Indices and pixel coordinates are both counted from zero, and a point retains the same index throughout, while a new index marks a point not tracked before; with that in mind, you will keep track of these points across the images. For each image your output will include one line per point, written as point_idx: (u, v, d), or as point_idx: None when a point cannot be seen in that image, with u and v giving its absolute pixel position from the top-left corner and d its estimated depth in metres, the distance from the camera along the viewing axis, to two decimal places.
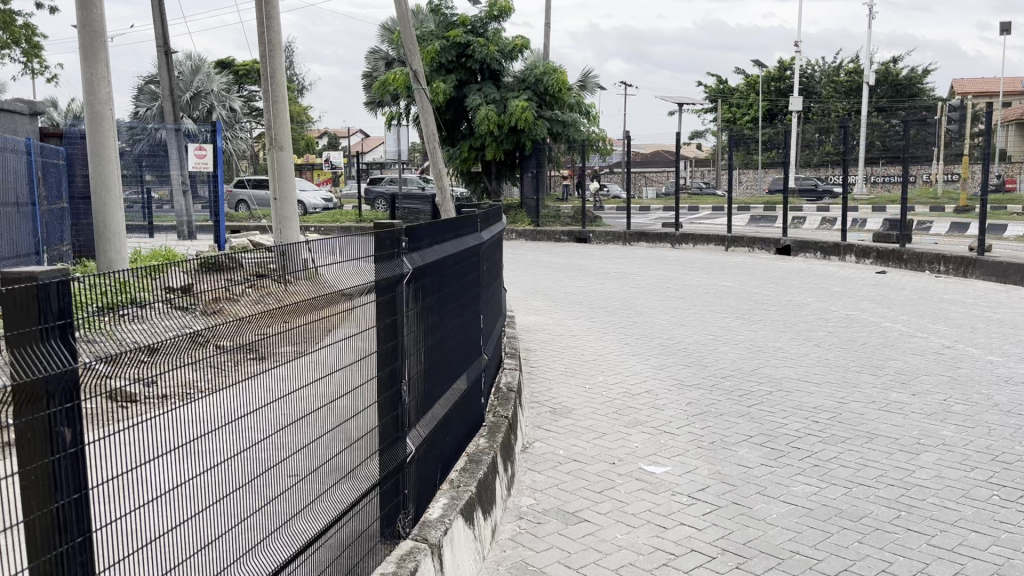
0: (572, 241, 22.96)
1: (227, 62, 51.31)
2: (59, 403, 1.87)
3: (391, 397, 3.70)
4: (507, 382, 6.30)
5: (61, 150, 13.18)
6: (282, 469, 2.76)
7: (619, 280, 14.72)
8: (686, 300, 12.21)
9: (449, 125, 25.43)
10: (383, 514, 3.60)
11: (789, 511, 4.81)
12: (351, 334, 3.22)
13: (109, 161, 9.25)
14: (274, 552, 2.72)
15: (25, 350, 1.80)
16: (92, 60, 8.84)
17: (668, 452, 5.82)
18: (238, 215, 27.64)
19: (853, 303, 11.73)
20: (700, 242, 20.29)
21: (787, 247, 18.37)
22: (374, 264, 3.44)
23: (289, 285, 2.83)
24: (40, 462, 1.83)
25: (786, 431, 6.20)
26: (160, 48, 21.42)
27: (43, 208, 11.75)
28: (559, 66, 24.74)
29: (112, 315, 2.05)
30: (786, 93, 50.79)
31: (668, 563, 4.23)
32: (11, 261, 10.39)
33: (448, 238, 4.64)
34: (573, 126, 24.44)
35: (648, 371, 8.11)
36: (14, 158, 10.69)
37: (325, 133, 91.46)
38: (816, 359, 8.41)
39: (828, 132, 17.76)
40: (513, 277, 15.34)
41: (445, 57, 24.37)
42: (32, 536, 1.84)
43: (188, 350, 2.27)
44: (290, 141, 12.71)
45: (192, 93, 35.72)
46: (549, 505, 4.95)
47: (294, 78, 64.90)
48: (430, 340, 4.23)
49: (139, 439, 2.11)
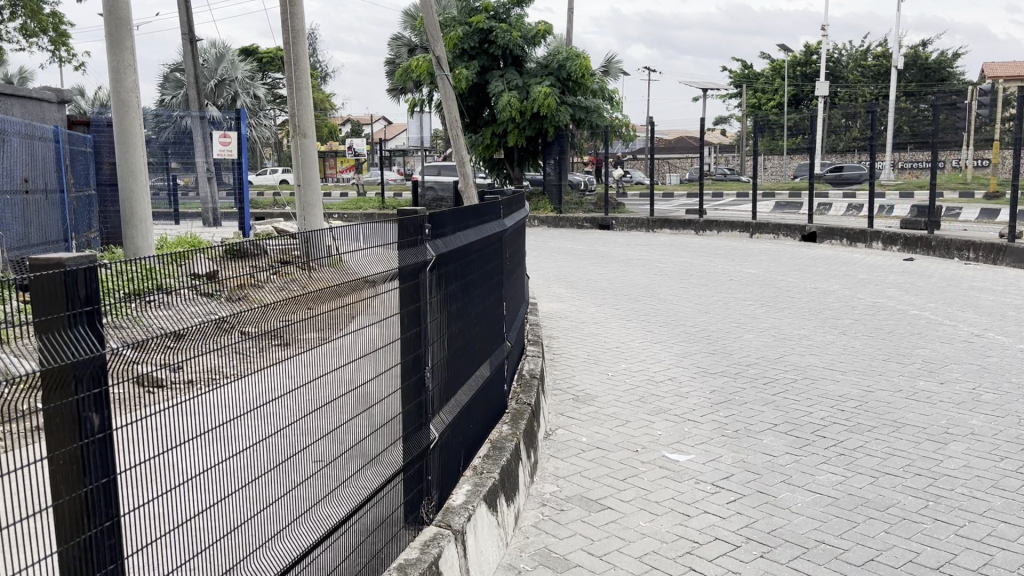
0: (594, 228, 22.86)
1: (252, 49, 51.47)
2: (87, 388, 1.89)
3: (415, 384, 3.70)
4: (530, 369, 6.29)
5: (88, 137, 13.31)
6: (306, 455, 2.77)
7: (642, 267, 14.65)
8: (710, 287, 12.14)
9: (472, 111, 25.36)
10: (406, 501, 3.62)
11: (814, 501, 4.78)
12: (374, 322, 3.21)
13: (136, 148, 9.29)
14: (298, 538, 2.74)
15: (54, 336, 1.82)
16: (117, 49, 8.89)
17: (692, 439, 5.79)
18: (262, 202, 27.82)
19: (880, 290, 11.59)
20: (724, 228, 20.15)
21: (813, 233, 18.16)
22: (398, 250, 3.43)
23: (314, 272, 2.83)
24: (68, 447, 1.85)
25: (812, 419, 6.15)
26: (185, 37, 21.50)
27: (71, 195, 11.87)
28: (582, 51, 24.56)
29: (138, 300, 2.07)
30: (813, 77, 50.14)
31: (692, 552, 4.21)
32: (40, 248, 10.52)
33: (470, 225, 4.62)
34: (597, 112, 24.02)
35: (670, 358, 8.06)
36: (42, 146, 10.79)
37: (348, 119, 91.66)
38: (842, 347, 8.32)
39: (855, 118, 17.53)
40: (535, 264, 15.32)
41: (468, 43, 24.32)
42: (61, 520, 1.86)
43: (214, 337, 2.29)
44: (314, 129, 12.74)
45: (215, 81, 35.95)
46: (572, 492, 4.95)
47: (317, 66, 65.14)
48: (453, 327, 4.23)
49: (165, 425, 2.11)
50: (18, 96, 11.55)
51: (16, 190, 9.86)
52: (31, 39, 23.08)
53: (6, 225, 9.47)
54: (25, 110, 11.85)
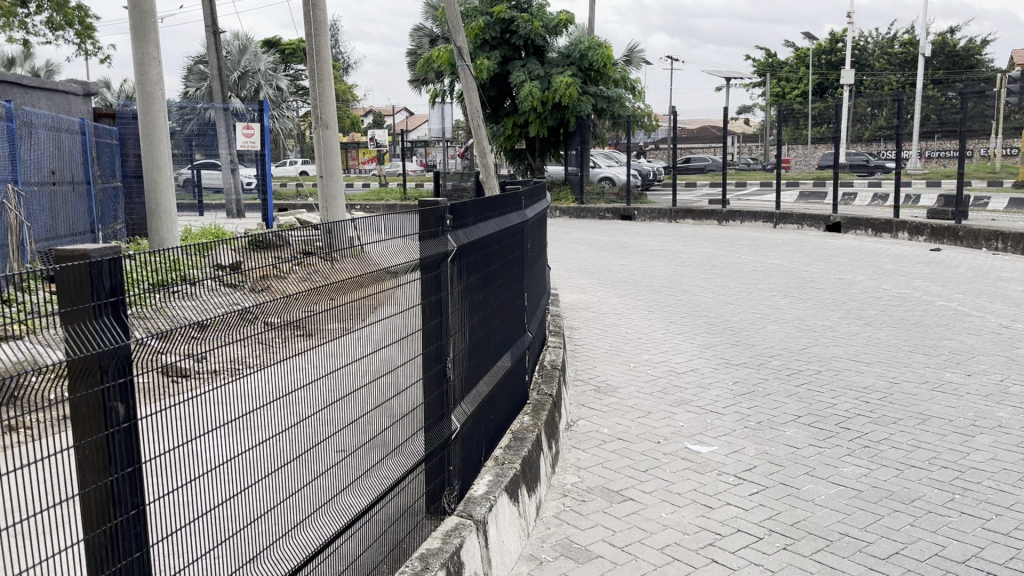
0: (616, 218, 22.74)
1: (275, 42, 51.73)
2: (112, 378, 1.91)
3: (437, 374, 3.71)
4: (551, 360, 6.28)
5: (114, 130, 13.43)
6: (328, 445, 2.78)
7: (664, 258, 14.57)
8: (733, 278, 12.05)
9: (493, 101, 25.34)
10: (428, 491, 3.63)
11: (837, 493, 4.74)
12: (395, 312, 3.21)
13: (161, 140, 9.36)
14: (320, 528, 2.75)
15: (78, 326, 1.83)
16: (142, 41, 8.95)
17: (715, 431, 5.76)
18: (285, 194, 27.92)
19: (905, 281, 11.45)
20: (747, 218, 20.01)
21: (837, 224, 17.97)
22: (420, 241, 3.43)
23: (336, 263, 2.83)
24: (94, 437, 1.87)
25: (836, 411, 6.10)
26: (208, 29, 21.61)
27: (97, 187, 12.00)
28: (605, 40, 24.41)
29: (162, 291, 2.09)
30: (838, 65, 49.55)
31: (715, 543, 4.19)
32: (67, 239, 10.64)
33: (492, 216, 4.61)
34: (619, 102, 24.05)
35: (693, 349, 8.02)
36: (69, 139, 10.91)
37: (369, 111, 91.87)
38: (867, 338, 8.24)
39: (881, 107, 17.33)
40: (557, 255, 15.30)
41: (489, 33, 24.25)
42: (87, 508, 1.89)
43: (238, 327, 2.30)
44: (336, 120, 12.76)
45: (238, 73, 36.17)
46: (593, 483, 4.95)
47: (339, 58, 65.40)
48: (475, 318, 4.22)
49: (189, 415, 2.12)
50: (44, 89, 11.69)
51: (44, 181, 9.98)
52: (57, 33, 23.29)
53: (34, 216, 9.57)
54: (52, 103, 11.98)
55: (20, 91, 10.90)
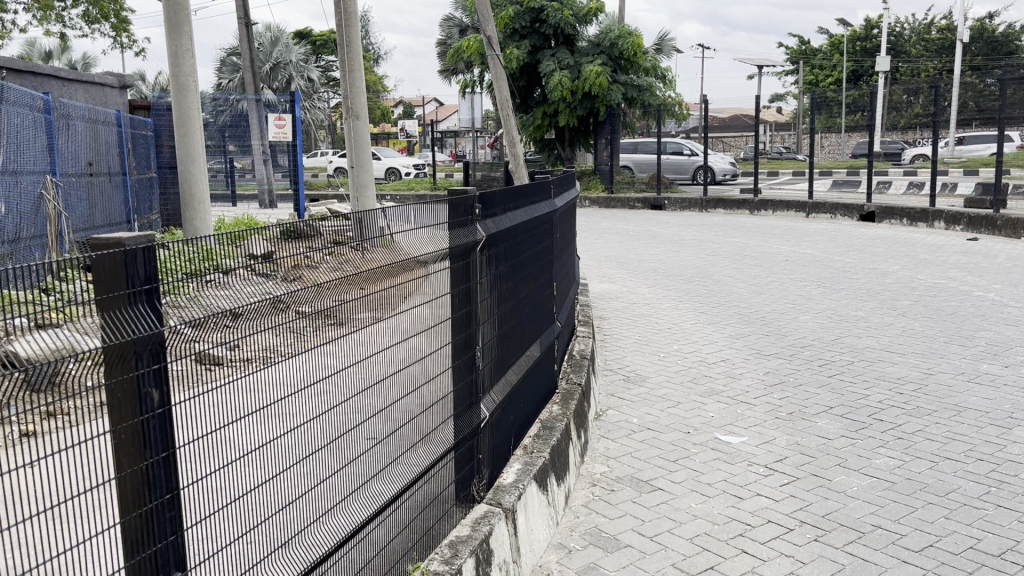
0: (646, 208, 22.57)
1: (306, 33, 52.04)
2: (147, 364, 1.95)
3: (466, 363, 3.72)
4: (580, 349, 6.28)
5: (149, 122, 13.62)
6: (358, 433, 2.81)
7: (695, 247, 14.47)
8: (765, 268, 11.93)
9: (523, 91, 25.30)
10: (458, 478, 3.66)
11: (870, 485, 4.69)
12: (425, 302, 3.23)
13: (195, 131, 9.47)
14: (350, 514, 2.78)
15: (114, 314, 1.87)
16: (175, 33, 9.07)
17: (745, 421, 5.73)
18: (316, 184, 28.11)
19: (941, 271, 11.26)
20: (780, 208, 19.79)
21: (871, 213, 17.71)
22: (449, 230, 3.45)
23: (366, 252, 2.85)
24: (130, 422, 1.91)
25: (869, 402, 6.03)
26: (241, 21, 21.78)
27: (133, 177, 12.18)
28: (635, 28, 24.20)
29: (196, 280, 2.12)
30: (873, 52, 48.63)
31: (744, 534, 4.17)
32: (104, 229, 10.81)
33: (521, 205, 4.60)
34: (649, 90, 23.91)
35: (723, 340, 7.97)
36: (106, 130, 11.08)
37: (400, 102, 92.00)
38: (901, 329, 8.13)
39: (918, 93, 17.04)
40: (587, 245, 15.25)
41: (519, 23, 24.22)
42: (123, 491, 1.92)
43: (270, 315, 2.32)
44: (367, 110, 12.78)
45: (270, 64, 36.45)
46: (623, 473, 4.95)
47: (370, 49, 65.70)
48: (504, 307, 4.23)
49: (221, 401, 2.16)
50: (81, 81, 11.88)
51: (81, 172, 10.14)
52: (94, 26, 23.61)
53: (73, 206, 9.74)
54: (89, 95, 12.17)
55: (56, 84, 11.09)
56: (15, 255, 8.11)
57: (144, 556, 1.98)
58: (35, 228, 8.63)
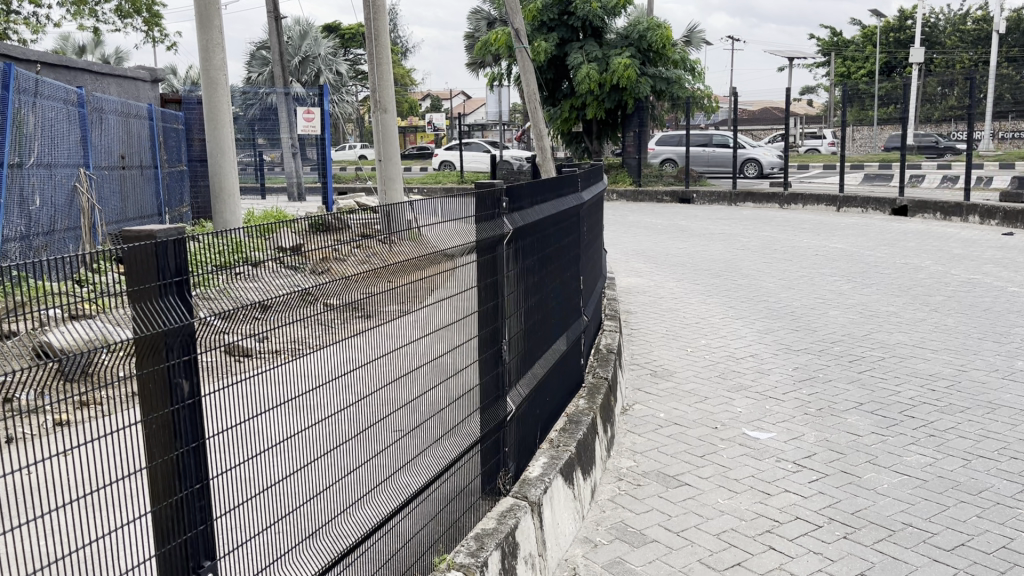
0: (675, 202, 22.40)
1: (334, 27, 52.31)
2: (178, 355, 1.97)
3: (493, 356, 3.73)
4: (607, 343, 6.26)
5: (180, 115, 13.76)
6: (384, 425, 2.83)
7: (724, 241, 14.35)
8: (794, 262, 11.80)
9: (550, 84, 25.21)
10: (484, 471, 3.67)
11: (901, 482, 4.63)
12: (452, 294, 3.23)
13: (225, 124, 9.54)
14: (377, 506, 2.80)
15: (146, 305, 1.89)
16: (205, 27, 9.14)
17: (774, 417, 5.68)
18: (344, 177, 28.24)
19: (975, 266, 11.07)
20: (810, 202, 19.55)
21: (904, 207, 17.44)
22: (476, 223, 3.45)
23: (394, 245, 2.86)
24: (160, 413, 1.94)
25: (900, 398, 5.95)
26: (270, 15, 21.88)
27: (164, 170, 12.30)
28: (664, 20, 23.98)
29: (226, 272, 2.11)
30: (907, 43, 47.79)
31: (772, 530, 4.14)
32: (136, 221, 10.94)
33: (548, 198, 4.61)
34: (678, 83, 23.72)
35: (752, 335, 7.89)
36: (137, 124, 11.20)
37: (428, 95, 92.41)
38: (933, 325, 8.01)
39: (952, 85, 16.76)
40: (614, 238, 15.19)
41: (547, 16, 24.18)
42: (154, 480, 1.96)
43: (298, 308, 2.33)
44: (395, 104, 12.79)
45: (300, 58, 36.62)
46: (649, 467, 4.93)
47: (398, 42, 65.84)
48: (531, 300, 4.23)
49: (251, 392, 2.18)
50: (114, 75, 12.01)
51: (114, 165, 10.26)
52: (126, 20, 23.85)
53: (105, 199, 9.86)
54: (121, 89, 12.32)
55: (90, 78, 11.24)
56: (49, 247, 8.22)
57: (175, 545, 2.00)
58: (69, 220, 8.74)
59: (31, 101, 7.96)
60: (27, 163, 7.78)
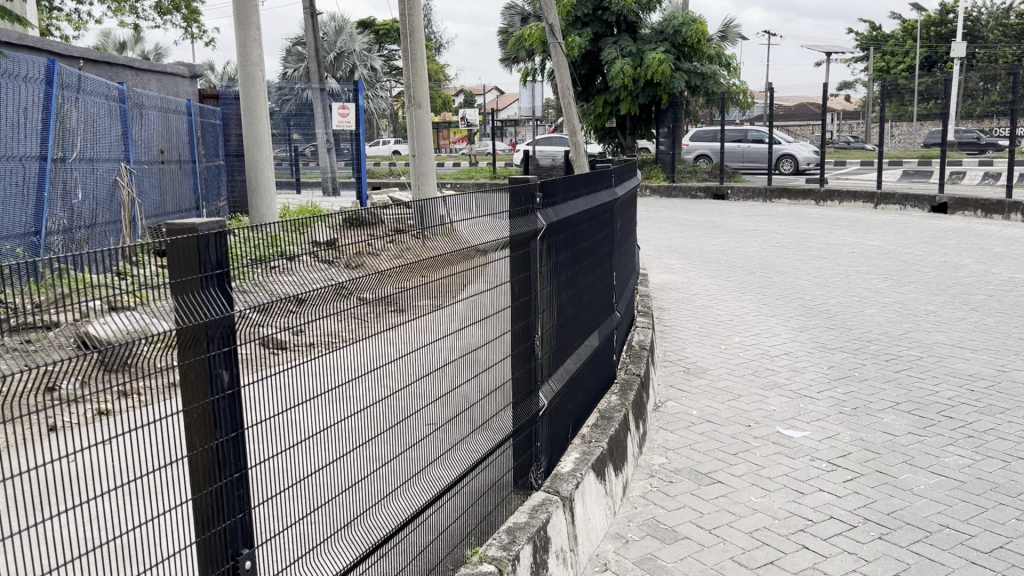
0: (709, 198, 22.20)
1: (370, 23, 52.76)
2: (217, 347, 2.01)
3: (525, 350, 3.74)
4: (639, 339, 6.23)
5: (217, 110, 13.94)
6: (418, 419, 2.85)
7: (759, 238, 14.21)
8: (830, 260, 11.66)
9: (584, 80, 25.18)
10: (516, 466, 3.69)
11: (938, 484, 4.56)
12: (484, 290, 3.25)
13: (261, 120, 9.65)
14: (409, 498, 2.82)
15: (188, 297, 1.94)
16: (244, 23, 9.24)
17: (808, 416, 5.62)
18: (378, 172, 28.42)
19: (1017, 265, 10.84)
20: (847, 199, 19.29)
21: (943, 205, 17.13)
22: (510, 218, 3.47)
23: (428, 240, 2.89)
24: (201, 403, 1.98)
25: (938, 399, 5.86)
26: (305, 11, 22.07)
27: (202, 165, 12.47)
28: (699, 15, 23.79)
29: (262, 265, 2.16)
30: (949, 37, 46.86)
31: (806, 529, 4.10)
32: (174, 215, 11.12)
33: (582, 194, 4.62)
34: (714, 78, 23.51)
35: (786, 333, 7.81)
36: (177, 119, 11.38)
37: (461, 91, 92.68)
38: (974, 325, 7.86)
39: (995, 80, 16.44)
40: (646, 235, 15.11)
41: (581, 10, 24.11)
42: (195, 469, 1.99)
43: (333, 301, 2.37)
44: (429, 99, 12.81)
45: (335, 54, 36.91)
46: (681, 465, 4.91)
47: (432, 37, 66.30)
48: (564, 296, 4.24)
49: (288, 385, 2.20)
50: (153, 71, 12.22)
51: (153, 160, 10.42)
52: (166, 17, 24.22)
53: (145, 192, 10.02)
54: (161, 84, 12.52)
55: (131, 74, 11.44)
56: (91, 240, 8.37)
57: (213, 532, 2.04)
58: (109, 214, 8.90)
59: (74, 96, 8.12)
60: (69, 157, 7.94)
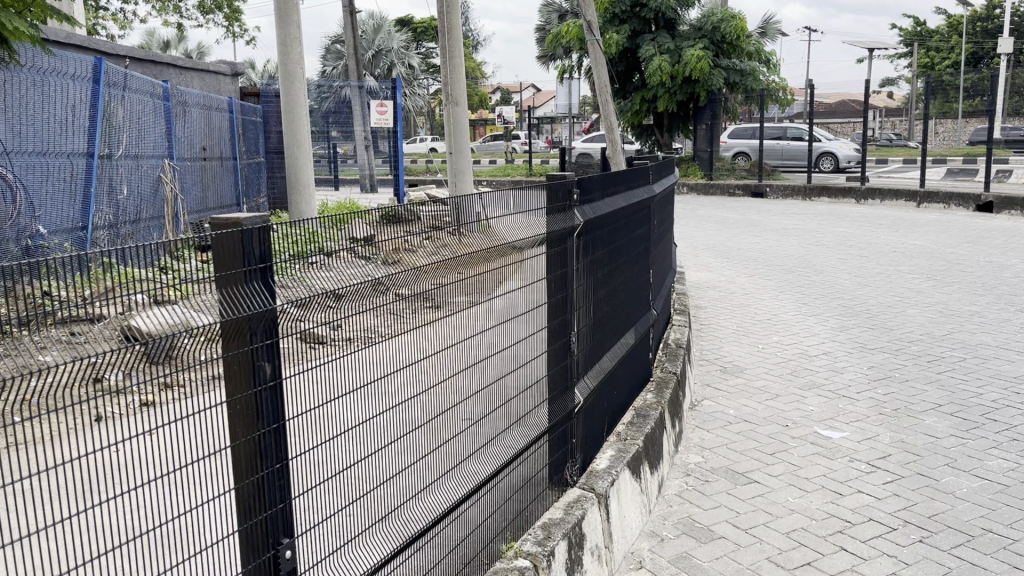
0: (747, 195, 21.98)
1: (409, 22, 53.12)
2: (260, 339, 2.05)
3: (561, 347, 3.75)
4: (675, 338, 6.20)
5: (257, 108, 14.12)
6: (453, 413, 2.87)
7: (798, 236, 14.06)
8: (872, 259, 11.47)
9: (622, 77, 25.08)
10: (552, 461, 3.71)
11: (981, 487, 4.48)
12: (520, 285, 3.26)
13: (302, 117, 9.75)
14: (445, 492, 2.84)
15: (230, 290, 1.97)
16: (284, 21, 9.35)
17: (847, 417, 5.55)
18: (415, 169, 28.59)
19: None
20: (889, 197, 19.00)
21: (989, 204, 16.78)
22: (546, 215, 3.48)
23: (464, 236, 2.91)
24: (243, 393, 2.01)
25: (981, 401, 5.75)
26: (344, 9, 22.23)
27: (242, 162, 12.66)
28: (739, 11, 23.56)
29: (301, 261, 2.18)
30: (996, 33, 45.85)
31: (844, 531, 4.06)
32: (215, 211, 11.29)
33: (619, 191, 4.60)
34: (753, 75, 23.26)
35: (826, 332, 7.72)
36: (218, 117, 11.56)
37: (498, 88, 92.83)
38: (1019, 326, 7.71)
39: None
40: (683, 232, 15.03)
41: (619, 7, 23.95)
42: (237, 459, 2.03)
43: (371, 297, 2.39)
44: (466, 96, 12.82)
45: (373, 51, 37.13)
46: (717, 464, 4.89)
47: (470, 35, 66.65)
48: (600, 293, 4.23)
49: (327, 378, 2.23)
50: (196, 70, 12.41)
51: (195, 157, 10.59)
52: (209, 16, 24.59)
53: (188, 189, 10.19)
54: (203, 82, 12.73)
55: (175, 72, 11.64)
56: (135, 235, 8.53)
57: (255, 522, 2.08)
58: (154, 210, 9.06)
59: (120, 94, 8.29)
60: (116, 154, 8.10)
